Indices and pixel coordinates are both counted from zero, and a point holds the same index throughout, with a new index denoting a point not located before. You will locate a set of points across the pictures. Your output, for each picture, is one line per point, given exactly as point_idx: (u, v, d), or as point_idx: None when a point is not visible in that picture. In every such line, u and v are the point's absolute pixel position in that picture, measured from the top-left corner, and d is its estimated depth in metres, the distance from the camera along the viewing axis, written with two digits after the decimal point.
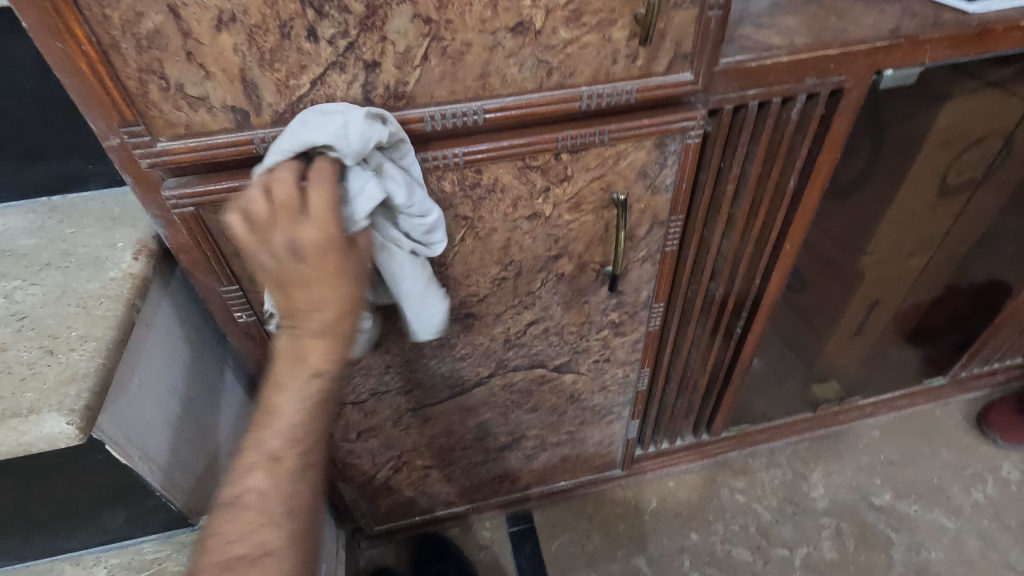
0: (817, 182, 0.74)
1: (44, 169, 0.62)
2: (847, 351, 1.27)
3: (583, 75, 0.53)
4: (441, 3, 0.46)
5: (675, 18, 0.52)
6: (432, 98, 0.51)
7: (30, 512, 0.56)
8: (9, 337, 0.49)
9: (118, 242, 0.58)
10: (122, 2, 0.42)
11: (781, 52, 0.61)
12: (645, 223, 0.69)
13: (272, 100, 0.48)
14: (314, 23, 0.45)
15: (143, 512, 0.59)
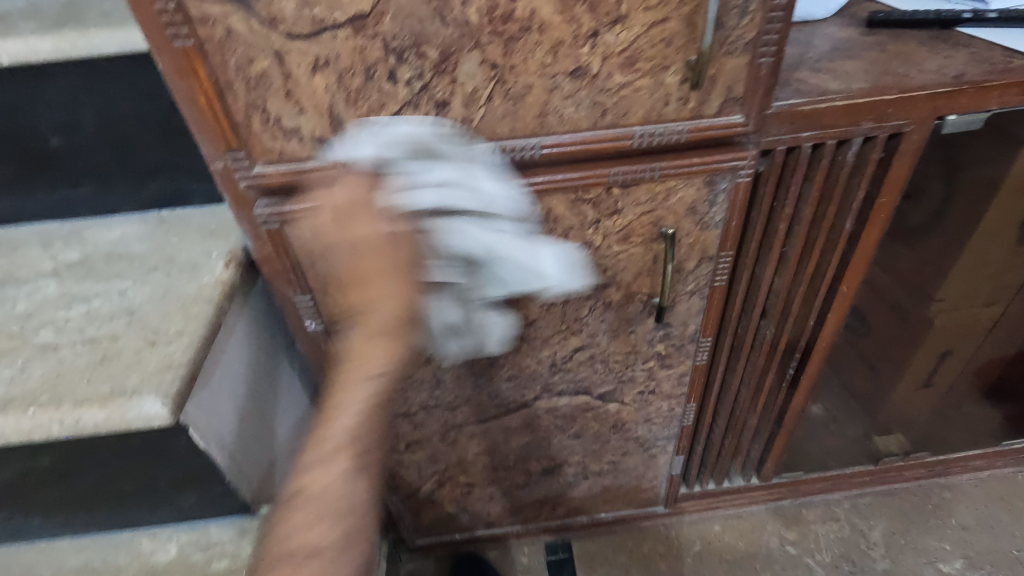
0: (875, 225, 0.73)
1: (158, 186, 0.71)
2: (915, 403, 1.21)
3: (636, 116, 0.56)
4: (507, 50, 0.51)
5: (727, 65, 0.54)
6: (494, 133, 0.56)
7: (119, 485, 0.63)
8: (120, 327, 0.57)
9: (213, 252, 0.65)
10: (238, 48, 0.49)
11: (837, 96, 0.62)
12: (694, 258, 0.70)
13: (354, 132, 0.55)
14: (395, 67, 0.51)
15: (214, 496, 0.65)
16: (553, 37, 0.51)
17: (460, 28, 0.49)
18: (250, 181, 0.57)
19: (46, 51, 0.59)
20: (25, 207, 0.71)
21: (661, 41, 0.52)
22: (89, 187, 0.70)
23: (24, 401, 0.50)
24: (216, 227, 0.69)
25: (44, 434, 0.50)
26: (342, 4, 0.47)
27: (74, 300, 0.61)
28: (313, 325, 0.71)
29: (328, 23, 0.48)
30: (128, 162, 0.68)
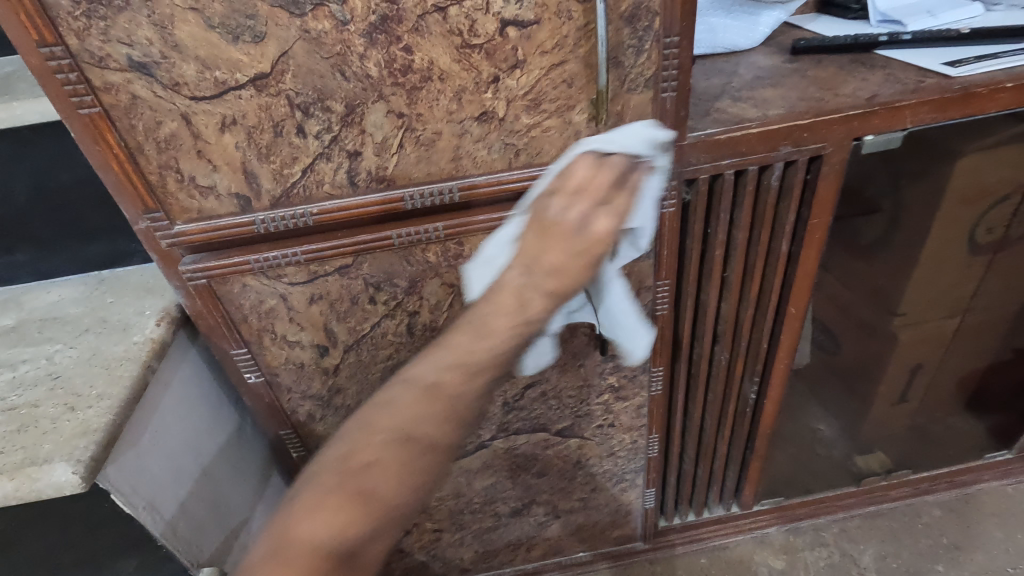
0: (812, 247, 0.73)
1: (97, 248, 0.72)
2: (892, 419, 1.19)
3: (549, 154, 0.57)
4: (411, 99, 0.52)
5: (632, 100, 0.55)
6: (410, 179, 0.57)
7: (49, 557, 0.61)
8: (42, 394, 0.56)
9: (146, 310, 0.66)
10: (144, 114, 0.50)
11: (751, 124, 0.63)
12: (632, 288, 0.70)
13: (269, 186, 0.55)
14: (301, 122, 0.52)
15: (150, 561, 0.63)
16: (455, 84, 0.52)
17: (362, 81, 0.51)
18: (172, 239, 0.57)
19: None
20: None
21: (562, 82, 0.53)
22: (25, 254, 0.71)
23: None
24: (152, 286, 0.69)
25: None
26: (242, 65, 0.48)
27: (1, 367, 0.60)
28: (253, 378, 0.70)
29: (230, 84, 0.49)
30: (64, 226, 0.69)
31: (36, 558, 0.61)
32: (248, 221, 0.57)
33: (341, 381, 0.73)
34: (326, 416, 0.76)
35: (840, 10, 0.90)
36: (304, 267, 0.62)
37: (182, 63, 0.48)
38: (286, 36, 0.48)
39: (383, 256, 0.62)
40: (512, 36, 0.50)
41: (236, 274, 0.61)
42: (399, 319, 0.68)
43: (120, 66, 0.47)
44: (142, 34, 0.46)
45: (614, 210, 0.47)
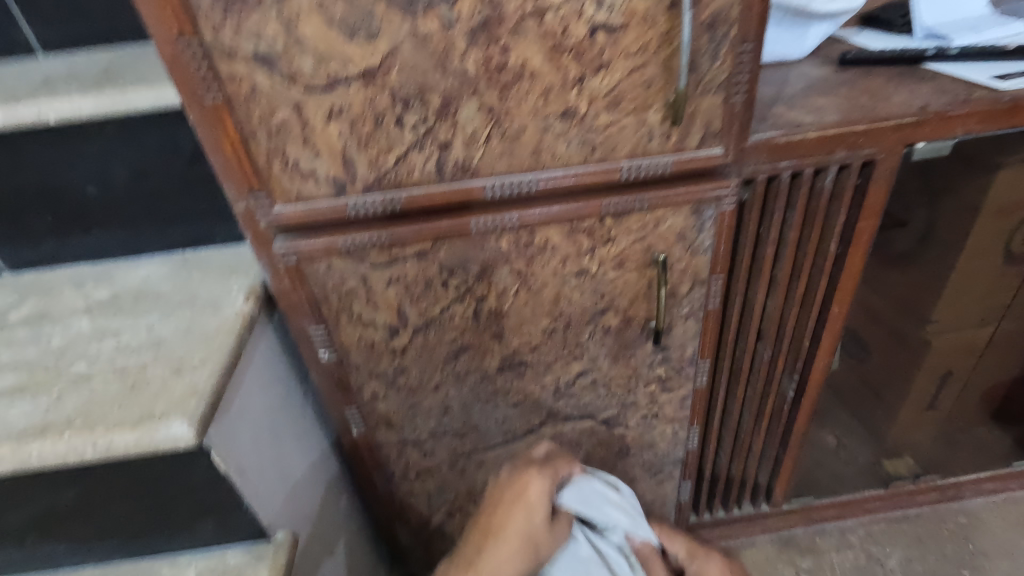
0: (859, 248, 0.77)
1: (183, 229, 0.77)
2: (921, 425, 1.21)
3: (623, 150, 0.61)
4: (502, 96, 0.56)
5: (704, 102, 0.59)
6: (492, 170, 0.61)
7: (141, 512, 0.66)
8: (148, 358, 0.61)
9: (234, 287, 0.70)
10: (261, 102, 0.55)
11: (809, 129, 0.67)
12: (687, 282, 0.74)
13: (364, 172, 0.60)
14: (401, 113, 0.56)
15: (231, 522, 0.67)
16: (544, 83, 0.56)
17: (459, 78, 0.55)
18: (270, 220, 0.62)
19: (88, 109, 0.64)
20: (59, 252, 0.77)
21: (642, 83, 0.57)
22: (118, 232, 0.76)
23: (59, 426, 0.53)
24: (236, 265, 0.74)
25: (79, 457, 0.53)
26: (354, 60, 0.53)
27: (106, 334, 0.65)
28: (326, 355, 0.75)
29: (341, 77, 0.54)
30: (156, 207, 0.74)
31: (129, 512, 0.65)
32: (341, 204, 0.61)
33: (407, 362, 0.77)
34: (389, 395, 0.80)
35: (885, 25, 0.94)
36: (386, 251, 0.66)
37: (302, 57, 0.52)
38: (397, 35, 0.52)
39: (460, 242, 0.67)
40: (600, 39, 0.54)
41: (324, 254, 0.65)
42: (467, 303, 0.72)
43: (246, 58, 0.52)
44: (270, 29, 0.51)
45: (526, 528, 0.68)
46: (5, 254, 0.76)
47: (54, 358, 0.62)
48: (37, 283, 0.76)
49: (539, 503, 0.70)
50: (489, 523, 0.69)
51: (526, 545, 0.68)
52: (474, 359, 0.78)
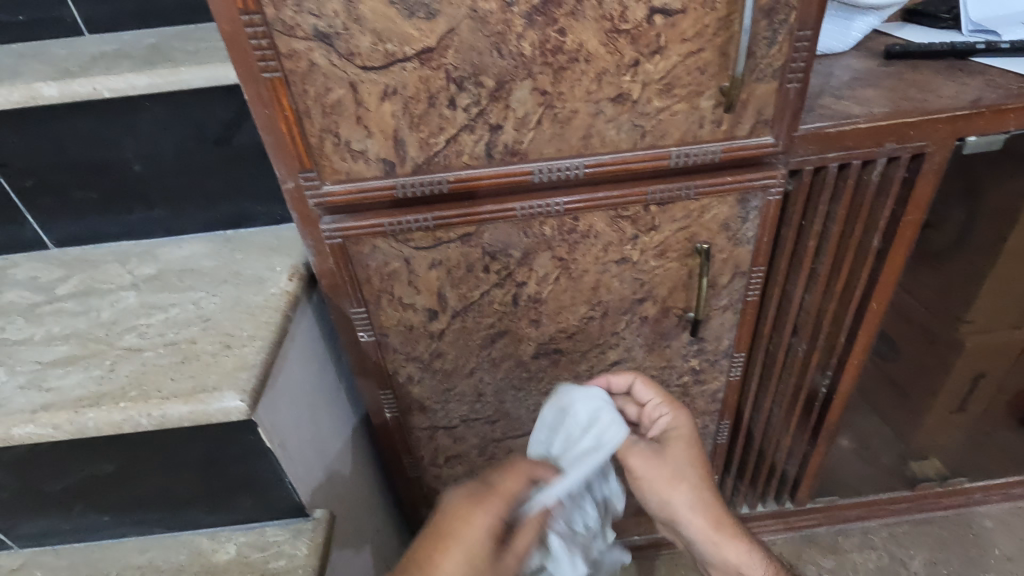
0: (902, 243, 0.76)
1: (226, 208, 0.78)
2: (950, 428, 1.19)
3: (673, 137, 0.61)
4: (556, 79, 0.56)
5: (757, 90, 0.59)
6: (541, 155, 0.61)
7: (184, 485, 0.66)
8: (197, 333, 0.61)
9: (278, 266, 0.71)
10: (317, 80, 0.55)
11: (859, 120, 0.66)
12: (727, 273, 0.74)
13: (414, 154, 0.60)
14: (454, 94, 0.56)
15: (272, 498, 0.68)
16: (598, 67, 0.56)
17: (515, 60, 0.55)
18: (319, 199, 0.62)
19: (142, 86, 0.65)
20: (104, 228, 0.78)
21: (696, 69, 0.57)
22: (163, 210, 0.77)
23: (113, 396, 0.54)
24: (279, 246, 0.74)
25: (133, 426, 0.54)
26: (412, 39, 0.53)
27: (153, 309, 0.66)
28: (365, 337, 0.75)
29: (398, 56, 0.54)
30: (201, 186, 0.75)
31: (172, 485, 0.66)
32: (390, 185, 0.61)
33: (444, 346, 0.77)
34: (424, 378, 0.81)
35: (930, 19, 0.93)
36: (431, 233, 0.66)
37: (360, 35, 0.53)
38: (456, 15, 0.52)
39: (504, 226, 0.67)
40: (657, 23, 0.54)
41: (370, 235, 0.65)
42: (507, 289, 0.72)
43: (306, 35, 0.52)
44: (331, 6, 0.51)
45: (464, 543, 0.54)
46: (52, 229, 0.77)
47: (104, 330, 0.63)
48: (82, 258, 0.77)
49: (481, 536, 0.54)
50: (423, 560, 0.54)
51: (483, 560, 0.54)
52: (510, 345, 0.78)
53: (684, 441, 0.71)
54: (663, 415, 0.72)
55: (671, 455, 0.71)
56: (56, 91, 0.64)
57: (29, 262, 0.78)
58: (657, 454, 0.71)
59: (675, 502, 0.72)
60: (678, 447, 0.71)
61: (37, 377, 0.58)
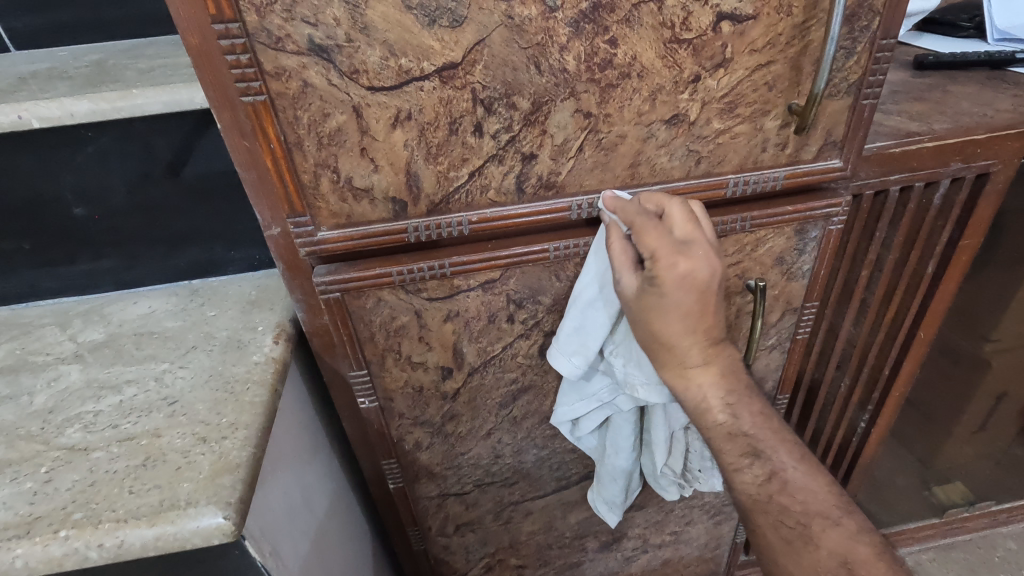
0: (958, 269, 0.69)
1: (190, 256, 0.65)
2: (972, 449, 1.15)
3: (731, 163, 0.52)
4: (603, 98, 0.47)
5: (829, 107, 0.51)
6: (580, 187, 0.52)
7: None
8: (161, 422, 0.49)
9: (259, 326, 0.59)
10: (312, 104, 0.44)
11: (925, 138, 0.58)
12: (778, 310, 0.65)
13: (430, 191, 0.49)
14: (482, 119, 0.46)
15: None
16: (653, 83, 0.47)
17: (556, 76, 0.45)
18: (312, 248, 0.51)
19: (82, 113, 0.52)
20: (38, 285, 0.64)
21: (764, 84, 0.48)
22: (112, 260, 0.64)
23: (52, 521, 0.41)
24: (259, 299, 0.63)
25: (80, 561, 0.41)
26: (432, 53, 0.43)
27: (103, 390, 0.53)
28: (366, 404, 0.63)
29: (414, 74, 0.44)
30: (160, 230, 0.62)
31: None
32: (402, 226, 0.50)
33: (458, 407, 0.66)
34: (433, 444, 0.70)
35: (949, 29, 0.88)
36: (447, 282, 0.55)
37: (368, 48, 0.42)
38: (487, 22, 0.42)
39: (533, 270, 0.57)
40: (724, 31, 0.45)
41: (374, 287, 0.54)
42: (533, 339, 0.62)
43: (297, 49, 0.42)
44: (331, 13, 0.40)
45: None
46: None
47: (38, 422, 0.50)
48: (11, 322, 0.63)
49: None
50: None
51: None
52: (534, 400, 0.68)
53: (677, 303, 0.50)
54: (678, 259, 0.48)
55: (668, 303, 0.50)
56: None
57: None
58: (656, 293, 0.49)
59: (694, 391, 0.54)
60: (666, 309, 0.50)
61: None
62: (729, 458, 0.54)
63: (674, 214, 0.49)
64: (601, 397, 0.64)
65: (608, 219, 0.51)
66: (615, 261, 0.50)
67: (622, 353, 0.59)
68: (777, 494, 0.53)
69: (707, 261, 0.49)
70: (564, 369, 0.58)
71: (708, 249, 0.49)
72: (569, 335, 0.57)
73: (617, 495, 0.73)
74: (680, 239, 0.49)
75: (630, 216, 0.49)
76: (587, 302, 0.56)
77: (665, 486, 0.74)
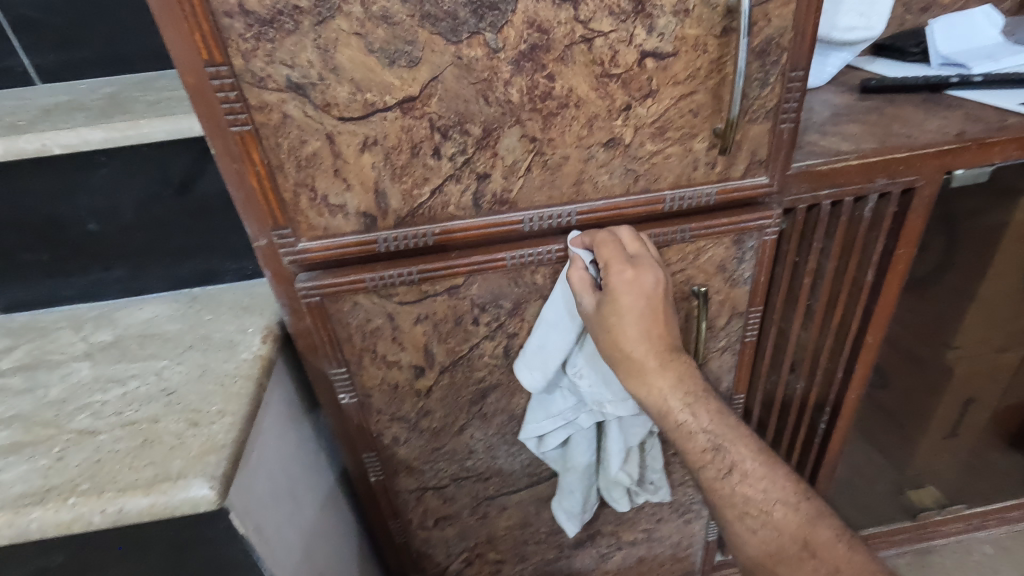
0: (896, 277, 0.75)
1: (191, 265, 0.72)
2: (944, 455, 1.18)
3: (666, 181, 0.59)
4: (546, 125, 0.54)
5: (751, 131, 0.57)
6: (531, 203, 0.58)
7: None
8: (160, 409, 0.55)
9: (250, 328, 0.66)
10: (291, 133, 0.51)
11: (850, 156, 0.65)
12: (725, 314, 0.71)
13: (397, 207, 0.56)
14: (439, 144, 0.53)
15: None
16: (589, 112, 0.54)
17: (502, 107, 0.52)
18: (293, 256, 0.57)
19: (96, 140, 0.60)
20: (56, 292, 0.72)
21: (689, 111, 0.55)
22: (120, 270, 0.71)
23: (62, 491, 0.48)
24: (251, 305, 0.70)
25: (85, 525, 0.47)
26: (393, 88, 0.50)
27: (109, 383, 0.60)
28: (347, 399, 0.70)
29: (378, 106, 0.51)
30: (163, 243, 0.70)
31: None
32: (374, 237, 0.57)
33: (432, 404, 0.72)
34: (411, 439, 0.76)
35: (898, 54, 0.94)
36: (416, 287, 0.62)
37: (337, 85, 0.49)
38: (439, 62, 0.49)
39: (494, 277, 0.63)
40: (649, 67, 0.52)
41: (351, 292, 0.61)
42: (498, 340, 0.68)
43: (278, 86, 0.49)
44: (305, 56, 0.48)
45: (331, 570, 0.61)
46: None
47: (52, 410, 0.57)
48: (30, 326, 0.71)
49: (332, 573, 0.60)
50: None
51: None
52: (501, 398, 0.74)
53: (634, 299, 0.57)
54: (626, 268, 0.56)
55: (622, 310, 0.57)
56: None
57: None
58: (611, 303, 0.57)
59: (650, 382, 0.59)
60: (625, 317, 0.57)
61: None
62: (679, 437, 0.60)
63: (623, 237, 0.59)
64: (566, 417, 0.70)
65: (573, 253, 0.60)
66: (575, 287, 0.59)
67: (585, 373, 0.66)
68: (721, 474, 0.59)
69: (652, 271, 0.57)
70: (527, 382, 0.66)
71: (652, 262, 0.58)
72: (534, 350, 0.65)
73: (578, 509, 0.79)
74: (631, 253, 0.58)
75: (594, 235, 0.59)
76: (551, 323, 0.64)
77: (619, 497, 0.79)
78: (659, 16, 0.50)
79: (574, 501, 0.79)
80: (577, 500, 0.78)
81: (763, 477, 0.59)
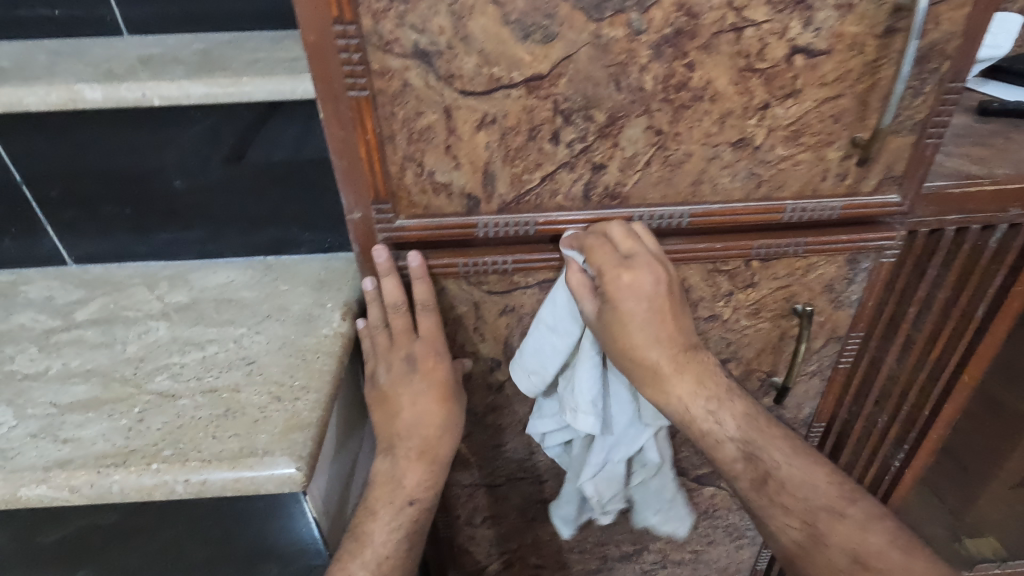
0: (1008, 315, 0.69)
1: (268, 233, 0.70)
2: (1007, 505, 1.12)
3: (790, 190, 0.55)
4: (675, 118, 0.50)
5: (892, 143, 0.53)
6: (643, 200, 0.55)
7: (190, 551, 0.59)
8: (241, 379, 0.53)
9: (328, 302, 0.63)
10: (409, 103, 0.48)
11: (985, 181, 0.59)
12: (822, 337, 0.67)
13: (503, 191, 0.53)
14: (559, 128, 0.50)
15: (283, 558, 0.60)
16: (724, 108, 0.50)
17: (633, 94, 0.49)
18: (388, 233, 0.55)
19: (196, 95, 0.58)
20: (132, 247, 0.70)
21: (830, 116, 0.51)
22: (199, 231, 0.69)
23: (145, 455, 0.46)
24: (327, 279, 0.67)
25: (166, 493, 0.46)
26: (522, 64, 0.47)
27: (187, 345, 0.58)
28: None
29: (503, 82, 0.48)
30: (245, 207, 0.68)
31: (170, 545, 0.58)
32: (474, 221, 0.54)
33: (501, 399, 0.70)
34: (473, 433, 0.73)
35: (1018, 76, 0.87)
36: (508, 277, 0.59)
37: (465, 56, 0.46)
38: (575, 39, 0.46)
39: None
40: (797, 64, 0.48)
41: (440, 276, 0.58)
42: None
43: (403, 52, 0.46)
44: (437, 22, 0.45)
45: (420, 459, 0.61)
46: (73, 244, 0.69)
47: (130, 368, 0.56)
48: (105, 279, 0.69)
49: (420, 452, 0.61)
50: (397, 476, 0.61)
51: (435, 464, 0.61)
52: None
53: (632, 302, 0.53)
54: (618, 271, 0.52)
55: (625, 317, 0.53)
56: (99, 95, 0.57)
57: (43, 279, 0.70)
58: (612, 312, 0.53)
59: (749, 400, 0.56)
60: (623, 319, 0.54)
61: (53, 424, 0.50)
62: (775, 464, 0.56)
63: (616, 234, 0.54)
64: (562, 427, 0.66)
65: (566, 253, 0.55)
66: (575, 292, 0.55)
67: (576, 379, 0.61)
68: (817, 508, 0.55)
69: (648, 271, 0.53)
70: (521, 386, 0.62)
71: (650, 260, 0.53)
72: (526, 353, 0.60)
73: (571, 519, 0.75)
74: (625, 252, 0.53)
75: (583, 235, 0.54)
76: (545, 326, 0.59)
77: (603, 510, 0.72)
78: (819, 9, 0.46)
79: (572, 510, 0.74)
80: (569, 508, 0.74)
81: (862, 515, 0.55)
